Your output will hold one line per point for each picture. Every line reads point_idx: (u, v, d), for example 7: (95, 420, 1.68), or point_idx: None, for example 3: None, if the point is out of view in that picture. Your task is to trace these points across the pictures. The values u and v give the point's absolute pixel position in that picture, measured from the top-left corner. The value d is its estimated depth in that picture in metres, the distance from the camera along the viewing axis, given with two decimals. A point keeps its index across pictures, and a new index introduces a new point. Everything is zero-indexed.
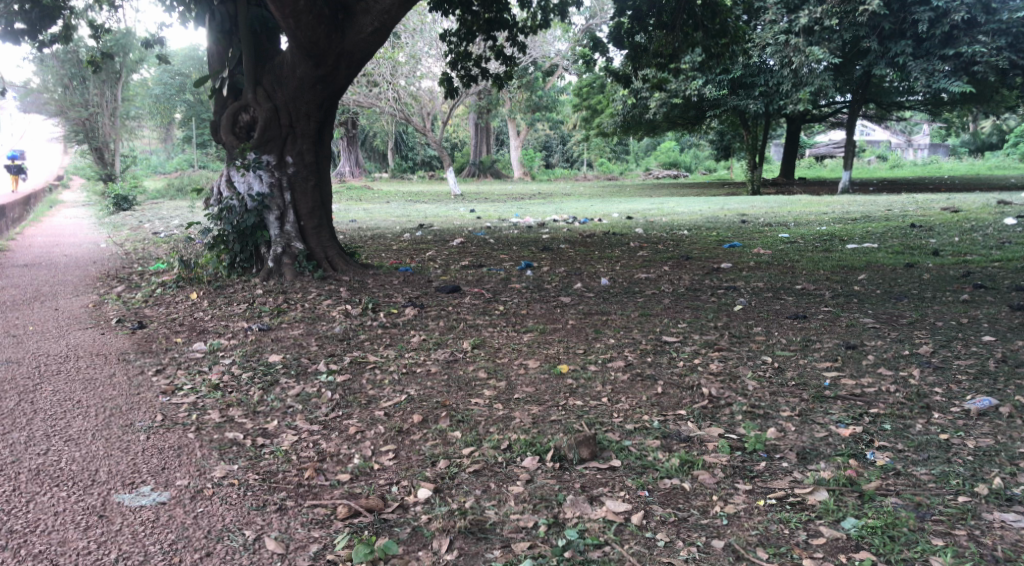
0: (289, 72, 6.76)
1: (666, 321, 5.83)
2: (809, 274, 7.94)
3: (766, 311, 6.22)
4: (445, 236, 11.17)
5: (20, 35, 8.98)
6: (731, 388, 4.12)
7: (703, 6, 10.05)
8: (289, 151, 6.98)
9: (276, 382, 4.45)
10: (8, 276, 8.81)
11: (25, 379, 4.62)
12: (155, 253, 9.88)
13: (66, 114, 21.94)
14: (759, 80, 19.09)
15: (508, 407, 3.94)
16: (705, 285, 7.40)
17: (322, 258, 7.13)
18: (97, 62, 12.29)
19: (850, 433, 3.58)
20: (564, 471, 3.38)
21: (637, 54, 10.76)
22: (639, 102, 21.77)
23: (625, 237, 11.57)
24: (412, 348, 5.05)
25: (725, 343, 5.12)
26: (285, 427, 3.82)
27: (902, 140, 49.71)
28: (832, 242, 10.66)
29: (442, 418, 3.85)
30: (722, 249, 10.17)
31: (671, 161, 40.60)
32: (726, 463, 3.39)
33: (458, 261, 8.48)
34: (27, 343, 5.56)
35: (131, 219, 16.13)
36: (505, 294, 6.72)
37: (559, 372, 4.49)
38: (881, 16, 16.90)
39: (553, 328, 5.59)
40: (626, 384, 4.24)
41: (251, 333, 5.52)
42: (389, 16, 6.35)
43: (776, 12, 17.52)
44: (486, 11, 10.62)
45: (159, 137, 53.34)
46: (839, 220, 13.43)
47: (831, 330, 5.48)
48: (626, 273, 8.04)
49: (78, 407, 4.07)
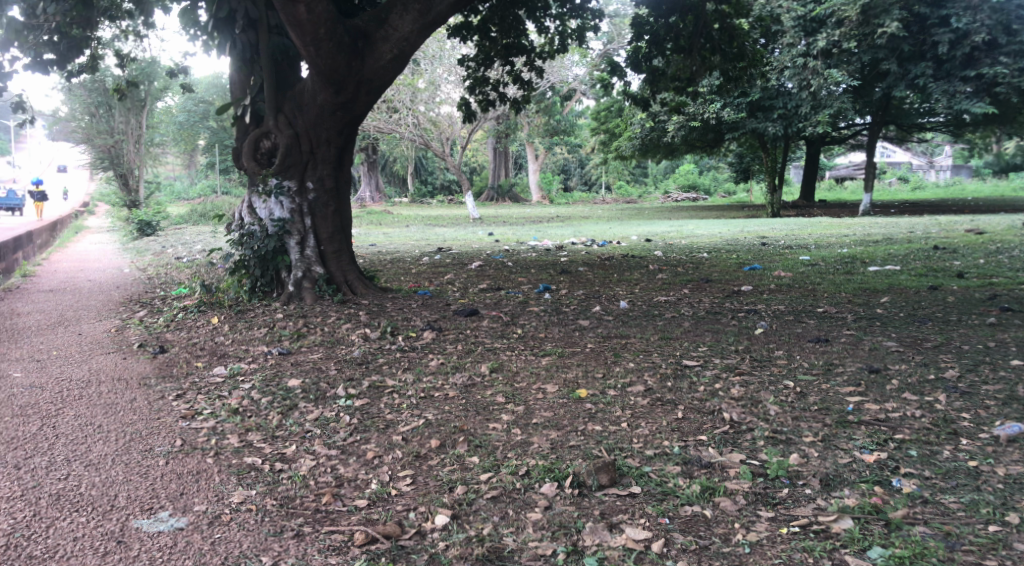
0: (309, 99, 6.86)
1: (687, 345, 5.79)
2: (831, 296, 7.94)
3: (788, 334, 6.18)
4: (463, 260, 11.22)
5: (49, 65, 9.20)
6: (752, 413, 4.06)
7: (721, 30, 10.16)
8: (310, 176, 7.06)
9: (295, 406, 4.45)
10: (34, 301, 8.96)
11: (47, 404, 4.66)
12: (177, 278, 10.01)
13: (91, 142, 22.44)
14: (777, 103, 19.12)
15: (526, 432, 3.91)
16: (726, 308, 7.39)
17: (342, 281, 7.19)
18: (122, 91, 12.51)
19: (874, 459, 3.50)
20: (583, 497, 3.33)
21: (655, 78, 10.96)
22: (658, 125, 21.81)
23: (645, 260, 11.52)
24: (430, 371, 5.04)
25: (747, 367, 5.08)
26: (303, 452, 3.82)
27: (924, 162, 49.52)
28: (853, 264, 10.58)
29: (459, 442, 3.83)
30: (742, 272, 10.13)
31: (691, 184, 40.68)
32: (749, 490, 3.32)
33: (477, 284, 8.52)
34: (50, 368, 5.62)
35: (153, 244, 16.33)
36: (523, 317, 6.71)
37: (577, 398, 4.45)
38: (901, 38, 16.91)
39: (572, 351, 5.58)
40: (646, 409, 4.21)
41: (271, 357, 5.55)
42: (408, 44, 6.56)
43: (794, 35, 17.59)
44: (504, 36, 10.75)
45: (182, 163, 54.39)
46: (861, 242, 13.33)
47: (854, 354, 5.43)
48: (646, 296, 8.04)
49: (99, 432, 4.10)
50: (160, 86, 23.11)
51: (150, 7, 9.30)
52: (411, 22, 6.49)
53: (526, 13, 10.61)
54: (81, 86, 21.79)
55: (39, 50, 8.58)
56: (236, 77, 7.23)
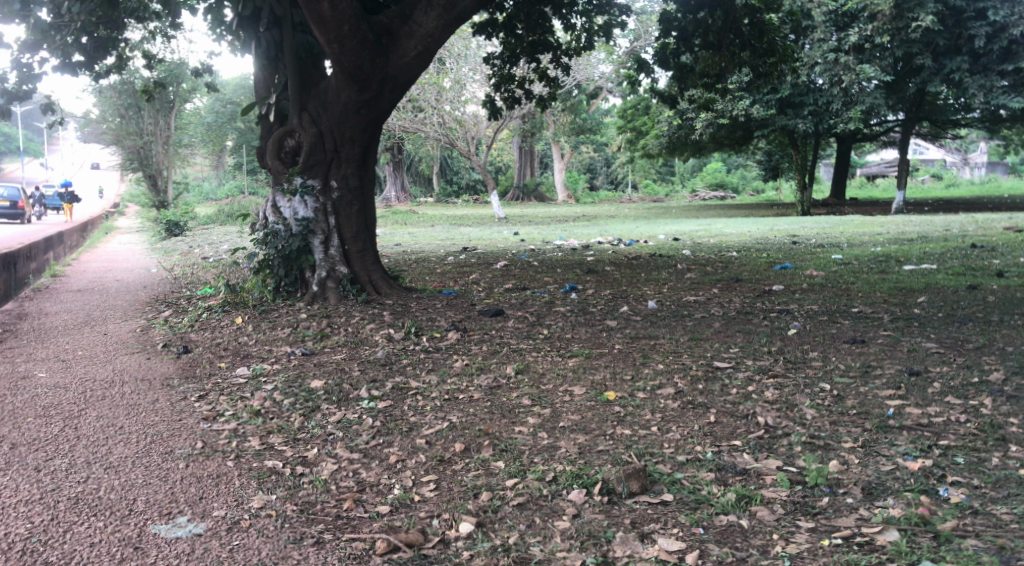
0: (334, 97, 6.81)
1: (718, 345, 5.64)
2: (865, 296, 7.74)
3: (822, 335, 6.02)
4: (488, 259, 11.11)
5: (77, 66, 9.31)
6: (788, 417, 3.91)
7: (751, 25, 9.97)
8: (334, 175, 7.01)
9: (317, 408, 4.38)
10: (62, 301, 9.02)
11: (70, 404, 4.64)
12: (203, 278, 10.02)
13: (121, 143, 22.72)
14: (808, 99, 18.95)
15: (553, 436, 3.80)
16: (758, 308, 7.22)
17: (366, 281, 7.13)
18: (150, 92, 12.60)
19: (919, 466, 3.33)
20: (613, 505, 3.21)
21: (683, 75, 10.85)
22: (685, 123, 21.55)
23: (672, 260, 11.34)
24: (455, 373, 4.95)
25: (781, 369, 4.93)
26: (325, 455, 3.73)
27: (958, 158, 48.60)
28: (888, 263, 10.33)
29: (484, 446, 3.72)
30: (772, 271, 9.93)
31: (718, 183, 40.29)
32: (786, 499, 3.18)
33: (502, 284, 8.42)
34: (74, 369, 5.61)
35: (181, 244, 16.44)
36: (549, 318, 6.59)
37: (606, 400, 4.33)
38: (935, 32, 16.56)
39: (599, 352, 5.46)
40: (677, 412, 4.08)
41: (294, 358, 5.50)
42: (432, 39, 6.47)
43: (826, 30, 17.21)
44: (530, 33, 10.66)
45: (211, 165, 55.00)
46: (895, 240, 13.04)
47: (892, 356, 5.25)
48: (674, 296, 7.90)
49: (120, 433, 4.06)
50: (189, 87, 23.33)
51: (178, 8, 9.34)
52: (435, 18, 6.39)
53: (552, 10, 10.50)
54: (111, 89, 22.06)
55: (68, 52, 8.68)
56: (261, 76, 7.21)
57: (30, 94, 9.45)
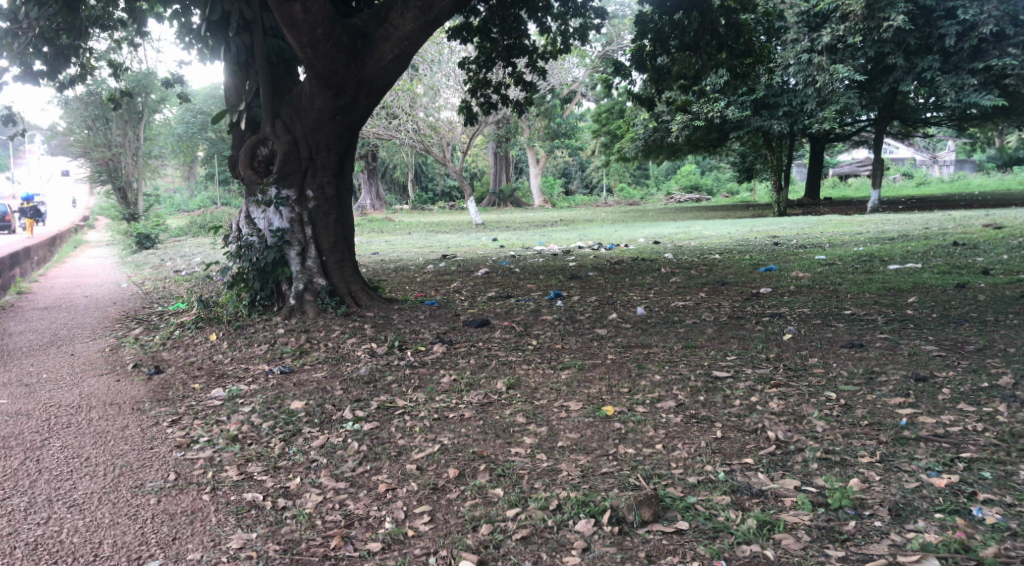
0: (308, 103, 6.54)
1: (713, 353, 5.45)
2: (855, 297, 7.62)
3: (819, 340, 5.85)
4: (469, 267, 10.87)
5: (38, 76, 8.94)
6: (798, 431, 3.71)
7: (727, 26, 9.85)
8: (309, 184, 6.74)
9: (298, 431, 4.11)
10: (26, 320, 8.64)
11: (33, 434, 4.33)
12: (175, 292, 9.68)
13: (88, 155, 22.20)
14: (782, 101, 18.93)
15: (553, 458, 3.57)
16: (749, 312, 7.04)
17: (345, 293, 6.86)
18: (117, 102, 12.22)
19: (946, 483, 3.14)
20: (625, 536, 2.99)
21: (660, 77, 10.67)
22: (661, 125, 21.47)
23: (655, 263, 11.18)
24: (443, 390, 4.69)
25: (782, 377, 4.75)
26: (309, 485, 3.47)
27: (927, 157, 49.12)
28: (872, 263, 10.24)
29: (480, 471, 3.48)
30: (757, 273, 9.79)
31: (693, 184, 40.39)
32: (811, 524, 2.98)
33: (485, 292, 8.19)
34: (39, 394, 5.30)
35: (153, 257, 16.01)
36: (537, 327, 6.37)
37: (605, 416, 4.10)
38: (907, 32, 16.59)
39: (592, 363, 5.24)
40: (680, 428, 3.86)
41: (272, 377, 5.21)
42: (409, 42, 6.23)
43: (798, 32, 17.39)
44: (506, 37, 10.46)
45: (182, 176, 54.19)
46: (875, 239, 13.00)
47: (893, 360, 5.08)
48: (662, 301, 7.70)
49: (86, 465, 3.76)
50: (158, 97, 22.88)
51: (145, 17, 9.04)
52: (413, 20, 6.15)
53: (528, 13, 10.30)
54: (77, 100, 21.53)
55: (27, 60, 8.32)
56: (232, 83, 6.93)
57: None
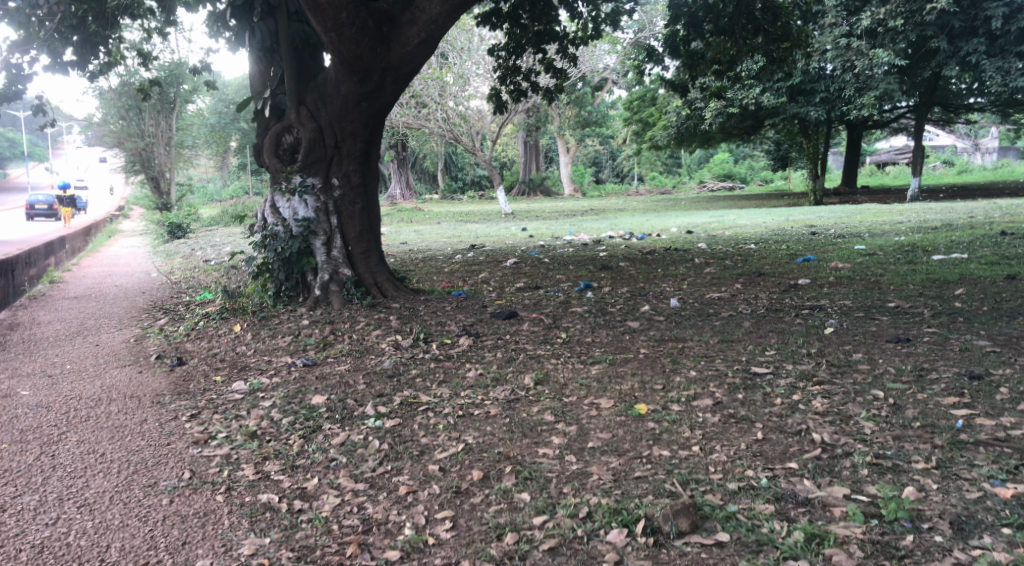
0: (333, 90, 6.40)
1: (751, 348, 5.21)
2: (899, 289, 7.30)
3: (862, 334, 5.58)
4: (497, 257, 10.69)
5: (67, 66, 8.90)
6: (845, 433, 3.48)
7: (764, 10, 9.51)
8: (335, 172, 6.60)
9: (318, 428, 3.97)
10: (56, 310, 8.64)
11: (51, 428, 4.25)
12: (203, 282, 9.63)
13: (122, 146, 22.40)
14: (819, 87, 18.44)
15: (583, 460, 3.37)
16: (787, 305, 6.77)
17: (371, 284, 6.71)
18: (146, 91, 12.19)
19: (1012, 494, 2.90)
20: (661, 549, 2.80)
21: (694, 62, 10.35)
22: (694, 113, 21.03)
23: (689, 253, 10.90)
24: (468, 385, 4.52)
25: (826, 375, 4.50)
26: (327, 487, 3.32)
27: (969, 144, 47.81)
28: (915, 253, 9.86)
29: (505, 474, 3.30)
30: (795, 264, 9.48)
31: (726, 173, 39.76)
32: (863, 537, 2.76)
33: (513, 282, 8.00)
34: (61, 385, 5.23)
35: (184, 247, 16.08)
36: (566, 319, 6.16)
37: (638, 415, 3.90)
38: (951, 14, 16.01)
39: (624, 358, 5.02)
40: (718, 429, 3.65)
41: (294, 370, 5.08)
42: (436, 26, 6.04)
43: (837, 16, 16.88)
44: (536, 22, 10.21)
45: (215, 167, 54.70)
46: (917, 229, 12.56)
47: (943, 357, 4.80)
48: (696, 292, 7.44)
49: (101, 462, 3.66)
50: (190, 88, 22.99)
51: (174, 5, 8.96)
52: (438, 3, 5.95)
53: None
54: (111, 90, 21.68)
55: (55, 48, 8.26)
56: (257, 70, 6.81)
57: (22, 95, 9.07)
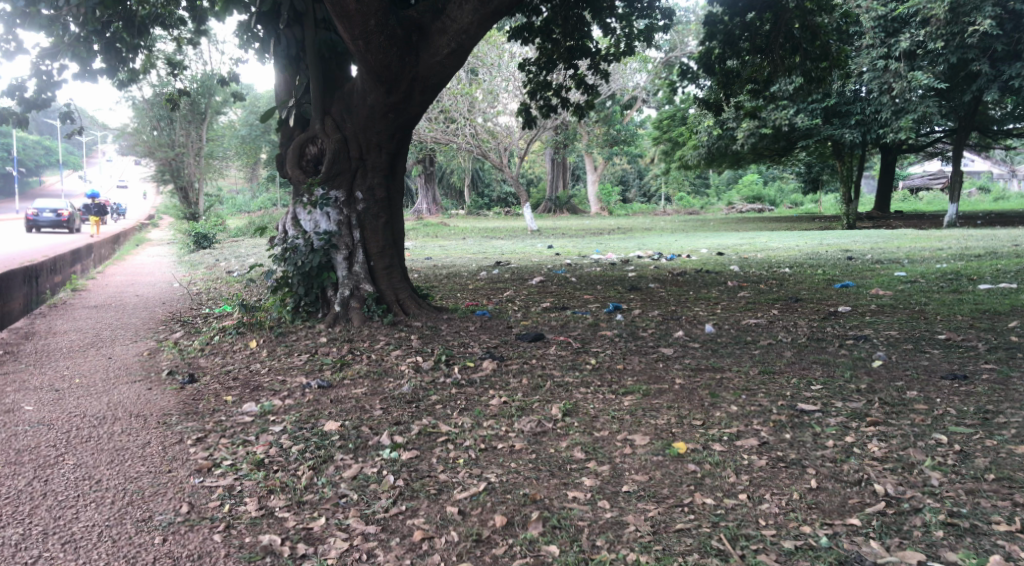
0: (359, 100, 6.18)
1: (796, 382, 4.84)
2: (947, 320, 6.90)
3: (913, 368, 5.21)
4: (523, 274, 10.43)
5: (94, 73, 8.77)
6: (910, 484, 3.16)
7: (802, 28, 9.10)
8: (359, 185, 6.35)
9: (329, 458, 3.69)
10: (74, 319, 8.48)
11: (48, 448, 4.01)
12: (224, 294, 9.44)
13: (153, 155, 22.50)
14: (854, 109, 18.03)
15: (617, 508, 3.12)
16: (829, 334, 6.39)
17: (393, 300, 6.44)
18: (175, 101, 12.06)
19: None
20: None
21: (729, 81, 9.97)
22: (726, 133, 20.52)
23: (721, 275, 10.54)
24: (491, 414, 4.21)
25: (880, 414, 4.13)
26: (335, 528, 3.13)
27: (1005, 171, 46.70)
28: (959, 281, 9.44)
29: (532, 521, 3.07)
30: (833, 290, 9.11)
31: (754, 195, 39.27)
32: None
33: (540, 302, 7.71)
34: (68, 400, 5.03)
35: (209, 257, 16.00)
36: (596, 344, 5.84)
37: (677, 455, 3.57)
38: (994, 37, 15.46)
39: (659, 389, 4.68)
40: (766, 473, 3.34)
41: (309, 392, 4.80)
42: (467, 36, 5.77)
43: (875, 37, 16.46)
44: (568, 38, 9.95)
45: (245, 179, 55.14)
46: (959, 256, 12.08)
47: (1007, 397, 4.40)
48: (731, 318, 7.09)
49: (94, 491, 3.43)
50: (221, 99, 23.05)
51: (204, 15, 8.82)
52: (470, 12, 5.67)
53: (592, 13, 9.81)
54: (143, 100, 21.78)
55: (80, 53, 8.11)
56: (283, 78, 6.62)
57: (49, 102, 8.97)
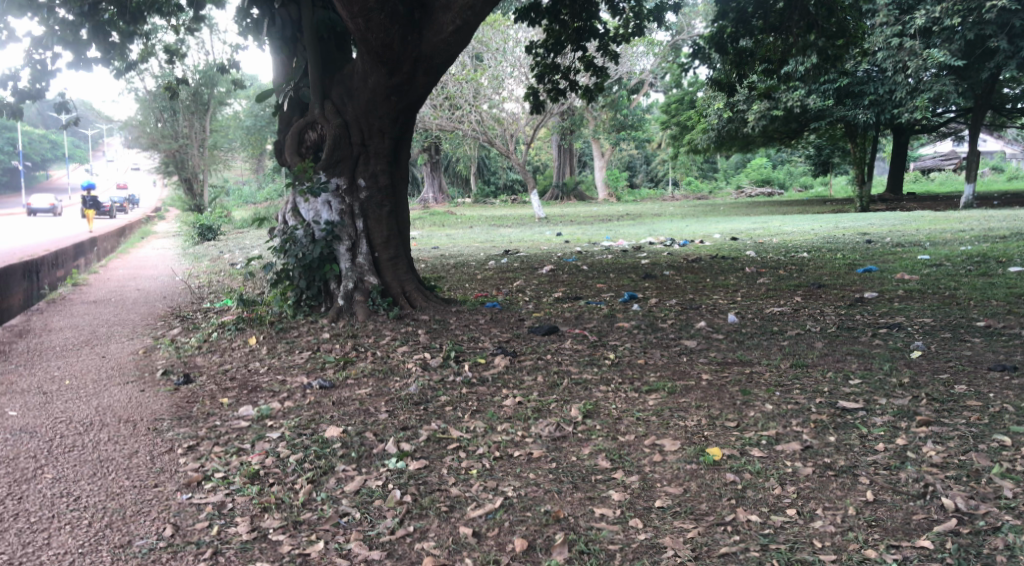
0: (360, 83, 5.83)
1: (832, 376, 4.49)
2: (981, 305, 6.50)
3: (956, 359, 4.85)
4: (533, 263, 10.05)
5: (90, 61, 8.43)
6: (981, 497, 2.89)
7: (818, 4, 8.60)
8: (361, 173, 5.99)
9: (330, 469, 3.38)
10: (71, 315, 8.20)
11: (27, 460, 3.70)
12: (225, 287, 9.13)
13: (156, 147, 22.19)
14: (868, 89, 17.49)
15: (652, 528, 2.86)
16: (859, 322, 6.02)
17: (399, 293, 6.10)
18: (176, 90, 11.72)
19: None
20: None
21: (742, 61, 9.51)
22: (736, 115, 19.93)
23: (737, 261, 10.15)
24: (505, 417, 3.87)
25: (930, 412, 3.77)
26: (335, 554, 2.83)
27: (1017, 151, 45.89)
28: (986, 263, 9.04)
29: (557, 545, 2.80)
30: (856, 274, 8.72)
31: (764, 179, 38.69)
32: None
33: (551, 292, 7.34)
34: (56, 403, 4.73)
35: (213, 249, 15.69)
36: (613, 336, 5.49)
37: (712, 462, 3.24)
38: (1013, 12, 14.90)
39: (685, 386, 4.32)
40: (814, 484, 3.05)
41: (310, 393, 4.48)
42: (472, 12, 5.40)
43: (889, 14, 15.91)
44: (575, 19, 9.51)
45: (251, 170, 54.84)
46: (983, 237, 11.67)
47: None
48: (754, 307, 6.71)
49: (71, 509, 3.13)
50: (224, 89, 22.69)
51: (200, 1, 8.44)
52: None
53: None
54: (145, 92, 21.47)
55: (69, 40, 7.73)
56: (279, 61, 6.26)
57: (44, 92, 8.63)
